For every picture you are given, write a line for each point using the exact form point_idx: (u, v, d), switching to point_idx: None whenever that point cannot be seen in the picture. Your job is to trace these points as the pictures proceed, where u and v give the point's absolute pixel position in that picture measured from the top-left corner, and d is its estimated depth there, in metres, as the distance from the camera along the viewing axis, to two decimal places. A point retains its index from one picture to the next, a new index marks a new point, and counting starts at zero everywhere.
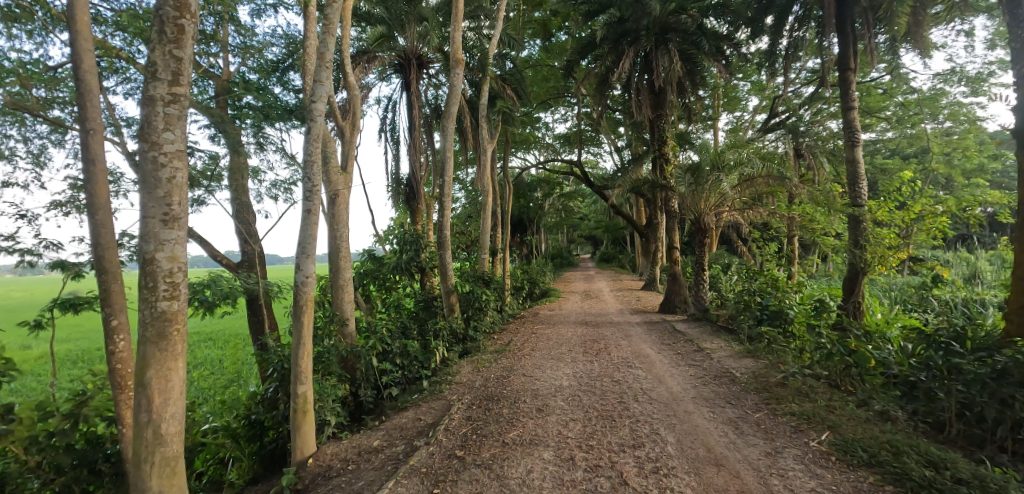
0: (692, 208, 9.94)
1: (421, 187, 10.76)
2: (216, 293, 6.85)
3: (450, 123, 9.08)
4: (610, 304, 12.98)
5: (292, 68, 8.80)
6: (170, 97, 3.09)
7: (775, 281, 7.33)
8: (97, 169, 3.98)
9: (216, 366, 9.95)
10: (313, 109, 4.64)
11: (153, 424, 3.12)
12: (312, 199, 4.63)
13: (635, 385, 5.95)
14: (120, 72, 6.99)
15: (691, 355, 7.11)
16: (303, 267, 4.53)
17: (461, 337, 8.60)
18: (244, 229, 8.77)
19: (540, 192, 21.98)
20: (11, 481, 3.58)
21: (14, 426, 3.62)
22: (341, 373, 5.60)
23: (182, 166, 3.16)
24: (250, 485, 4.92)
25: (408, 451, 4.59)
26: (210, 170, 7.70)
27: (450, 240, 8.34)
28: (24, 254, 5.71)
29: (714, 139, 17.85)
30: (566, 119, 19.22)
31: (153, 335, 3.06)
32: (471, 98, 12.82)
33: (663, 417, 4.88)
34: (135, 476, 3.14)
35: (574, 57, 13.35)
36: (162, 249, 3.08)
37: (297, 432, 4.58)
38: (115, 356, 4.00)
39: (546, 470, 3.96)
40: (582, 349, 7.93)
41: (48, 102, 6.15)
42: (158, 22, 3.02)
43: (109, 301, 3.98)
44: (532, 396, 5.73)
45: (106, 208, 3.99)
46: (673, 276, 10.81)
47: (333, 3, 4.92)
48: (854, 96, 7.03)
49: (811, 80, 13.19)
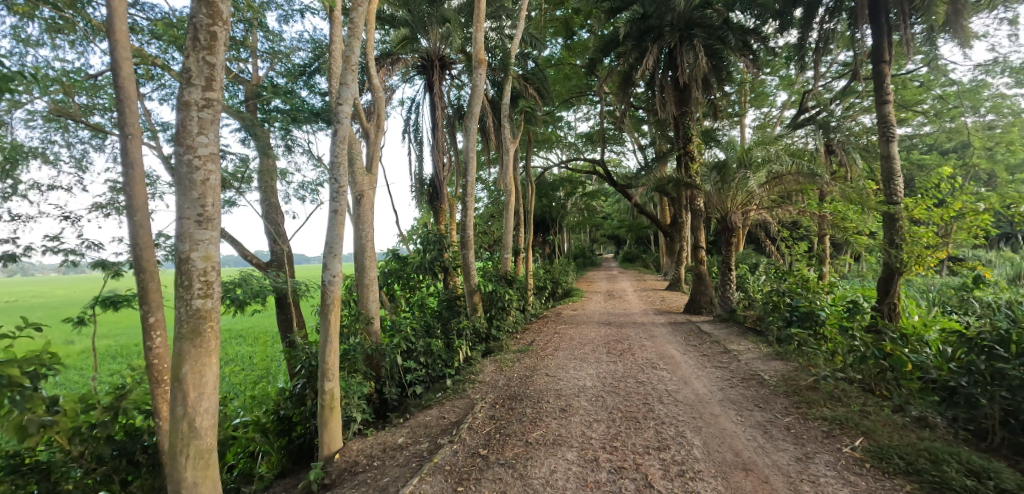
0: (718, 207, 9.75)
1: (444, 188, 10.84)
2: (247, 291, 7.05)
3: (473, 123, 9.12)
4: (634, 304, 12.82)
5: (318, 71, 8.99)
6: (204, 102, 3.19)
7: (805, 281, 7.13)
8: (135, 172, 4.13)
9: (247, 362, 10.23)
10: (339, 111, 4.73)
11: (188, 418, 3.22)
12: (338, 200, 4.71)
13: (660, 386, 5.87)
14: (155, 79, 7.27)
15: (717, 357, 6.97)
16: (330, 266, 4.62)
17: (484, 336, 8.63)
18: (273, 229, 9.00)
19: (563, 191, 21.90)
20: (56, 470, 3.83)
21: (59, 418, 3.75)
22: (367, 371, 5.69)
23: (216, 169, 3.26)
24: (279, 478, 5.06)
25: (433, 449, 4.64)
26: (241, 172, 7.94)
27: (474, 239, 8.38)
28: (68, 254, 6.03)
29: (740, 135, 17.46)
30: (589, 118, 19.11)
31: (188, 332, 3.16)
32: (493, 98, 12.86)
33: (689, 420, 4.79)
34: (171, 467, 3.26)
35: (597, 55, 13.26)
36: (197, 249, 3.18)
37: (324, 428, 4.66)
38: (152, 351, 4.15)
39: (570, 471, 3.94)
40: (606, 349, 7.86)
41: (89, 108, 6.44)
42: (192, 30, 3.13)
43: (147, 299, 4.14)
44: (556, 396, 5.71)
45: (144, 209, 4.15)
46: (698, 276, 10.63)
47: (358, 7, 5.00)
48: (889, 90, 6.77)
49: (842, 74, 12.78)
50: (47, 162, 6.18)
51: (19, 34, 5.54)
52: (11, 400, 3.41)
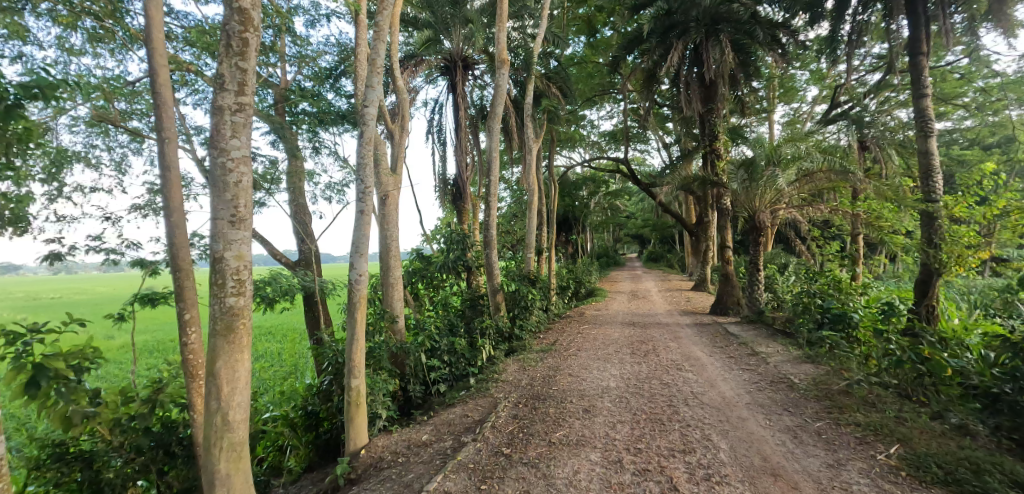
0: (746, 206, 9.53)
1: (467, 187, 10.91)
2: (276, 289, 7.23)
3: (496, 123, 9.13)
4: (659, 304, 12.66)
5: (344, 74, 9.16)
6: (237, 106, 3.29)
7: (838, 282, 6.92)
8: (171, 175, 4.29)
9: (276, 358, 10.50)
10: (365, 113, 4.82)
11: (222, 412, 3.33)
12: (365, 201, 4.80)
13: (686, 388, 5.78)
14: (190, 85, 7.53)
15: (745, 359, 6.83)
16: (357, 266, 4.70)
17: (507, 335, 8.65)
18: (301, 229, 9.22)
19: (586, 190, 21.77)
20: (97, 459, 4.02)
21: (100, 409, 3.97)
22: (391, 368, 5.79)
23: (248, 171, 3.36)
24: (306, 472, 5.18)
25: (456, 447, 4.68)
26: (271, 174, 8.15)
27: (497, 239, 8.40)
28: (109, 253, 6.30)
29: (769, 132, 17.03)
30: (612, 116, 18.91)
31: (222, 328, 3.26)
32: (516, 98, 12.87)
33: (716, 423, 4.71)
34: (205, 459, 3.37)
35: (620, 53, 13.13)
36: (230, 249, 3.28)
37: (350, 424, 4.75)
38: (187, 347, 4.29)
39: (593, 471, 3.92)
40: (629, 350, 7.78)
41: (128, 113, 6.71)
42: (225, 37, 3.23)
43: (183, 296, 4.30)
44: (579, 397, 5.69)
45: (179, 210, 4.31)
46: (725, 276, 10.43)
47: (383, 10, 5.07)
48: (927, 82, 6.47)
49: (877, 67, 12.33)
50: (90, 165, 6.47)
51: (64, 44, 5.81)
52: (56, 392, 3.66)
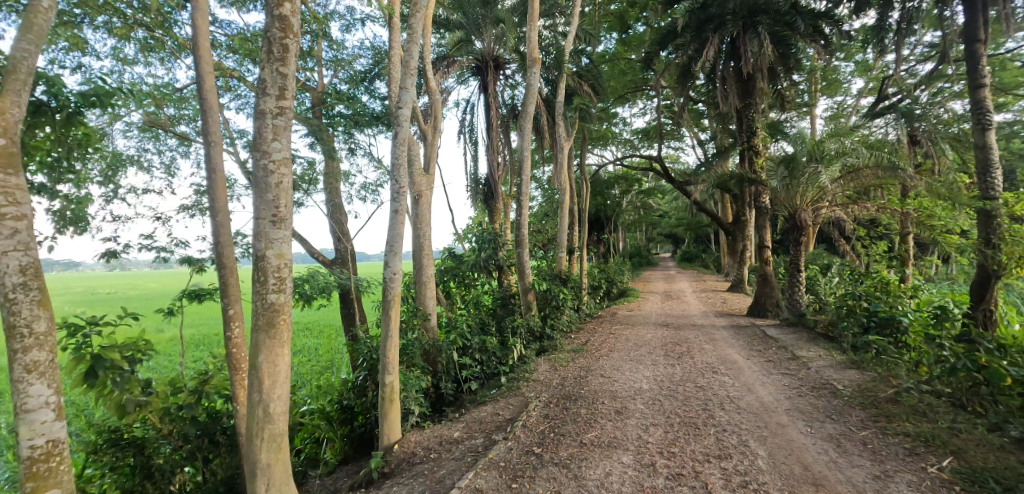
0: (786, 204, 9.19)
1: (499, 187, 10.94)
2: (314, 287, 7.45)
3: (528, 122, 9.10)
4: (693, 306, 12.38)
5: (378, 76, 9.34)
6: (278, 110, 3.40)
7: (885, 284, 6.59)
8: (217, 176, 4.48)
9: (314, 353, 10.85)
10: (399, 115, 4.89)
11: (263, 404, 3.44)
12: (399, 201, 4.88)
13: (722, 392, 5.63)
14: (233, 90, 7.84)
15: (785, 364, 6.59)
16: (391, 264, 4.79)
17: (538, 335, 8.65)
18: (337, 228, 9.48)
19: (618, 189, 21.50)
20: (148, 445, 4.24)
21: (152, 398, 4.20)
22: (424, 365, 5.88)
23: (288, 172, 3.46)
24: (341, 465, 5.32)
25: (487, 444, 4.70)
26: (309, 175, 8.40)
27: (528, 238, 8.39)
28: (160, 250, 6.65)
29: (811, 127, 16.37)
30: (645, 113, 18.57)
31: (264, 323, 3.38)
32: (547, 97, 12.82)
33: (753, 429, 4.56)
34: (248, 449, 3.50)
35: (653, 48, 12.90)
36: (272, 247, 3.39)
37: (384, 419, 4.83)
38: (231, 341, 4.43)
39: (625, 474, 3.87)
40: (663, 351, 7.64)
41: (177, 119, 7.05)
42: (267, 43, 3.35)
43: (228, 292, 4.46)
44: (611, 398, 5.63)
45: (225, 210, 4.50)
46: (763, 277, 10.12)
47: (417, 13, 5.13)
48: (985, 71, 6.07)
49: (929, 56, 11.66)
50: (142, 168, 6.84)
51: (119, 55, 6.17)
52: (112, 381, 3.90)
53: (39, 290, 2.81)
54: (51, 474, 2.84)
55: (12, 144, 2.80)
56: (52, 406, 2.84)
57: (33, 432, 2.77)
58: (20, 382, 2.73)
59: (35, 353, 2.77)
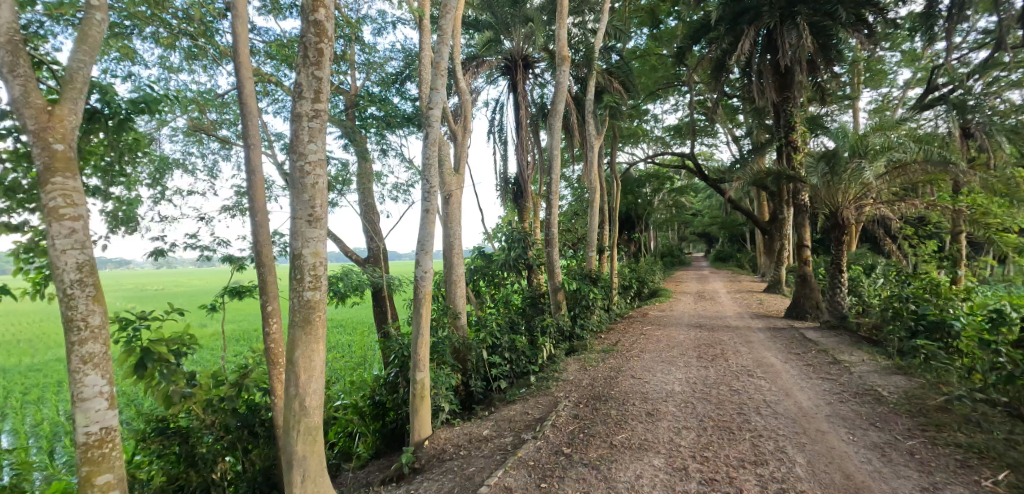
0: (827, 202, 8.83)
1: (528, 186, 10.92)
2: (347, 285, 7.63)
3: (557, 121, 9.03)
4: (728, 307, 12.06)
5: (409, 78, 9.47)
6: (313, 113, 3.48)
7: (935, 286, 6.24)
8: (256, 178, 4.63)
9: (347, 349, 11.14)
10: (430, 116, 4.94)
11: (300, 398, 3.54)
12: (430, 201, 4.93)
13: (758, 396, 5.46)
14: (271, 94, 8.10)
15: (825, 368, 6.34)
16: (422, 263, 4.85)
17: (568, 335, 8.60)
18: (370, 228, 9.68)
19: (650, 187, 21.15)
20: (192, 435, 4.42)
21: (196, 390, 4.39)
22: (454, 363, 5.94)
23: (323, 173, 3.54)
24: (373, 459, 5.44)
25: (517, 443, 4.71)
26: (342, 176, 8.61)
27: (558, 238, 8.35)
28: (203, 249, 6.94)
29: (853, 121, 15.68)
30: (677, 109, 18.20)
31: (300, 320, 3.47)
32: (577, 95, 12.73)
33: (791, 435, 4.41)
34: (285, 440, 3.62)
35: (685, 43, 12.65)
36: (308, 246, 3.48)
37: (415, 415, 4.90)
38: (269, 336, 4.55)
39: (656, 478, 3.80)
40: (696, 353, 7.47)
41: (219, 123, 7.35)
42: (303, 48, 3.44)
43: (266, 289, 4.59)
44: (642, 399, 5.54)
45: (264, 210, 4.65)
46: (802, 278, 9.77)
47: (447, 15, 5.17)
48: None
49: (984, 44, 10.98)
50: (187, 171, 7.15)
51: (166, 63, 6.47)
52: (160, 373, 4.08)
53: (95, 286, 2.97)
54: (104, 459, 3.01)
55: (70, 149, 2.97)
56: (105, 396, 3.00)
57: (88, 420, 2.94)
58: (77, 373, 2.90)
59: (90, 345, 2.93)
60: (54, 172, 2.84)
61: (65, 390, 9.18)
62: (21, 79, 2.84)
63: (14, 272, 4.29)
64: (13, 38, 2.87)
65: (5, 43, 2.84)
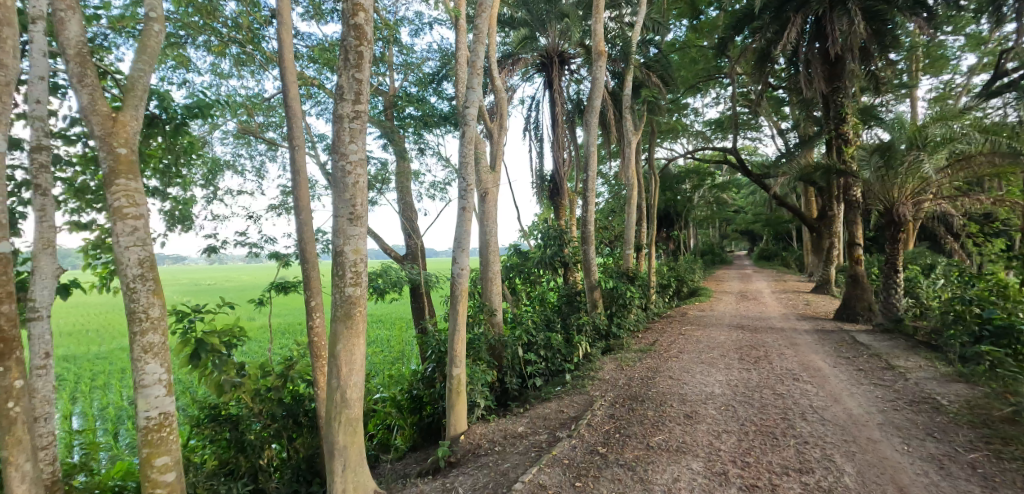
0: (881, 198, 8.35)
1: (564, 183, 10.85)
2: (387, 281, 7.81)
3: (594, 117, 8.91)
4: (772, 307, 11.60)
5: (446, 78, 9.59)
6: (354, 114, 3.58)
7: (1003, 287, 5.79)
8: (301, 178, 4.80)
9: (386, 344, 11.40)
10: (466, 115, 4.98)
11: (341, 390, 3.66)
12: (466, 199, 4.99)
13: (804, 401, 5.24)
14: (314, 97, 8.39)
15: (877, 373, 6.01)
16: (459, 260, 4.91)
17: (604, 333, 8.51)
18: (408, 225, 9.87)
19: (689, 183, 20.57)
20: (242, 422, 4.64)
21: (245, 380, 4.62)
22: (490, 360, 5.99)
23: (363, 173, 3.63)
24: (410, 452, 5.58)
25: (552, 441, 4.71)
26: (382, 175, 8.81)
27: (594, 236, 8.25)
28: (252, 246, 7.27)
29: (911, 111, 14.73)
30: (719, 103, 17.62)
31: (342, 315, 3.58)
32: (614, 90, 12.54)
33: (840, 443, 4.20)
34: (327, 430, 3.75)
35: (727, 33, 12.21)
36: (349, 243, 3.58)
37: (451, 410, 4.97)
38: (313, 330, 4.70)
39: (695, 481, 3.71)
40: (737, 355, 7.24)
41: (265, 126, 7.66)
42: (344, 51, 3.54)
43: (310, 285, 4.75)
44: (680, 401, 5.42)
45: (307, 209, 4.82)
46: (853, 278, 9.28)
47: (482, 14, 5.18)
48: None
49: None
50: (237, 171, 7.50)
51: (217, 70, 6.79)
52: (213, 363, 4.31)
53: (154, 281, 3.16)
54: (162, 442, 3.20)
55: (132, 152, 3.16)
56: (163, 383, 3.20)
57: (149, 405, 3.14)
58: (138, 361, 3.10)
59: (150, 336, 3.12)
60: (118, 174, 3.02)
61: (128, 377, 9.85)
62: (89, 88, 3.04)
63: (84, 266, 4.66)
64: (81, 50, 3.09)
65: (73, 55, 3.05)
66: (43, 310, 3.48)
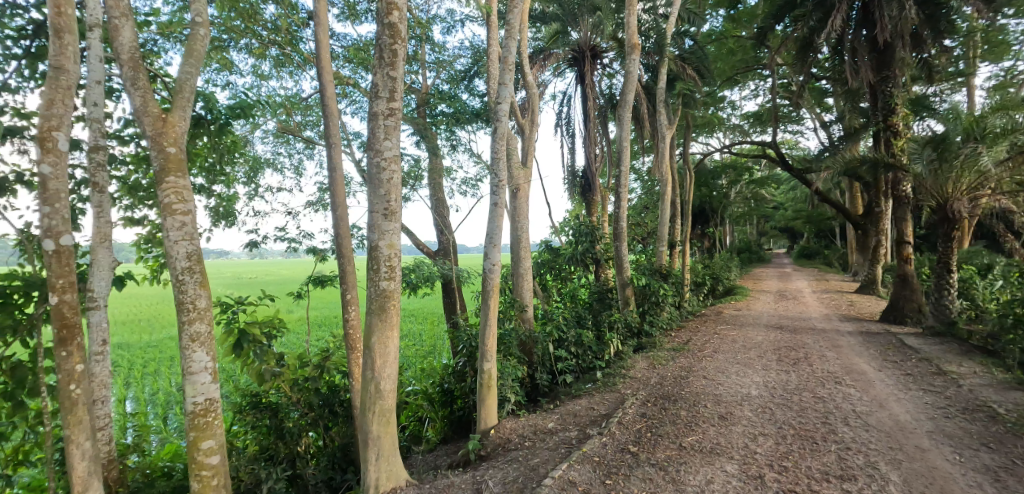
0: (933, 193, 7.90)
1: (596, 179, 10.77)
2: (419, 276, 7.95)
3: (626, 112, 8.77)
4: (813, 307, 11.17)
5: (477, 74, 9.63)
6: (388, 111, 3.64)
7: None
8: (337, 174, 4.93)
9: (418, 338, 11.60)
10: (499, 110, 4.99)
11: (375, 381, 3.76)
12: (498, 194, 5.01)
13: (846, 405, 5.03)
14: (349, 96, 8.57)
15: (927, 379, 5.71)
16: (490, 256, 4.94)
17: (636, 331, 8.41)
18: (440, 221, 9.99)
19: (726, 179, 19.99)
20: (281, 411, 4.82)
21: (284, 370, 4.81)
22: (520, 355, 6.02)
23: (398, 169, 3.70)
24: (441, 444, 5.69)
25: (582, 438, 4.69)
26: (415, 171, 8.93)
27: (627, 232, 8.14)
28: (291, 241, 7.52)
29: (968, 101, 13.84)
30: (757, 95, 17.04)
31: (376, 308, 3.67)
32: (648, 84, 12.32)
33: (884, 450, 4.02)
34: (362, 420, 3.85)
35: (767, 22, 11.79)
36: (384, 238, 3.66)
37: (481, 404, 5.02)
38: (349, 322, 4.80)
39: (730, 484, 3.62)
40: (776, 356, 7.01)
41: (303, 124, 7.90)
42: (379, 50, 3.61)
43: (345, 279, 4.85)
44: (714, 402, 5.30)
45: (344, 205, 4.94)
46: (901, 278, 8.84)
47: (514, 9, 5.17)
48: None
49: None
50: (276, 169, 7.78)
51: (258, 71, 7.05)
52: (254, 352, 4.49)
53: (201, 273, 3.30)
54: (207, 426, 3.37)
55: (181, 152, 3.31)
56: (209, 370, 3.35)
57: (196, 391, 3.30)
58: (187, 349, 3.26)
59: (197, 325, 3.27)
60: (168, 172, 3.18)
61: (176, 364, 10.38)
62: (141, 91, 3.21)
63: (136, 259, 4.94)
64: (133, 55, 3.26)
65: (127, 60, 3.23)
66: (101, 300, 3.70)
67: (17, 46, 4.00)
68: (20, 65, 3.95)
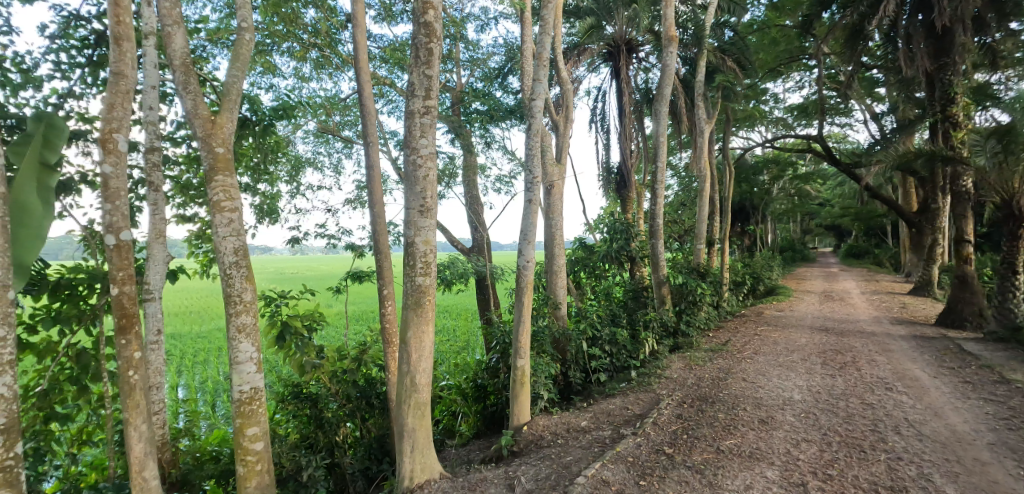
0: (997, 188, 7.38)
1: (631, 175, 10.60)
2: (453, 272, 8.05)
3: (663, 106, 8.57)
4: (862, 309, 10.66)
5: (511, 71, 9.62)
6: (424, 109, 3.69)
7: None
8: (375, 171, 5.03)
9: (452, 334, 11.74)
10: (533, 107, 4.97)
11: (411, 374, 3.84)
12: (533, 191, 4.99)
13: (898, 413, 4.77)
14: (386, 96, 8.74)
15: (989, 387, 5.35)
16: (525, 253, 4.93)
17: (672, 330, 8.23)
18: (474, 218, 10.07)
19: (768, 174, 19.26)
20: (321, 401, 4.97)
21: (324, 361, 4.99)
22: (554, 353, 6.00)
23: (433, 166, 3.75)
24: (473, 439, 5.75)
25: (615, 437, 4.65)
26: (450, 169, 9.04)
27: (663, 229, 7.96)
28: (330, 238, 7.76)
29: None
30: (802, 86, 16.32)
31: (412, 303, 3.73)
32: (685, 77, 12.01)
33: (940, 462, 3.79)
34: (398, 412, 3.93)
35: (813, 10, 11.27)
36: (420, 234, 3.71)
37: (515, 400, 5.05)
38: (385, 316, 4.91)
39: (770, 490, 3.51)
40: (820, 359, 6.73)
41: (342, 124, 8.11)
42: (415, 49, 3.67)
43: (382, 275, 4.96)
44: (754, 405, 5.14)
45: (381, 202, 5.04)
46: (961, 279, 8.29)
47: (549, 4, 5.11)
48: None
49: None
50: (317, 168, 8.03)
51: (299, 73, 7.27)
52: (296, 344, 4.70)
53: (247, 268, 3.44)
54: (252, 414, 3.52)
55: (229, 152, 3.45)
56: (254, 360, 3.49)
57: (242, 380, 3.45)
58: (234, 339, 3.41)
59: (243, 317, 3.42)
60: (217, 171, 3.33)
61: (223, 354, 10.88)
62: (192, 95, 3.37)
63: (188, 254, 5.21)
64: (185, 60, 3.43)
65: (179, 65, 3.39)
66: (156, 292, 3.91)
67: (82, 55, 4.27)
68: (83, 73, 4.22)
